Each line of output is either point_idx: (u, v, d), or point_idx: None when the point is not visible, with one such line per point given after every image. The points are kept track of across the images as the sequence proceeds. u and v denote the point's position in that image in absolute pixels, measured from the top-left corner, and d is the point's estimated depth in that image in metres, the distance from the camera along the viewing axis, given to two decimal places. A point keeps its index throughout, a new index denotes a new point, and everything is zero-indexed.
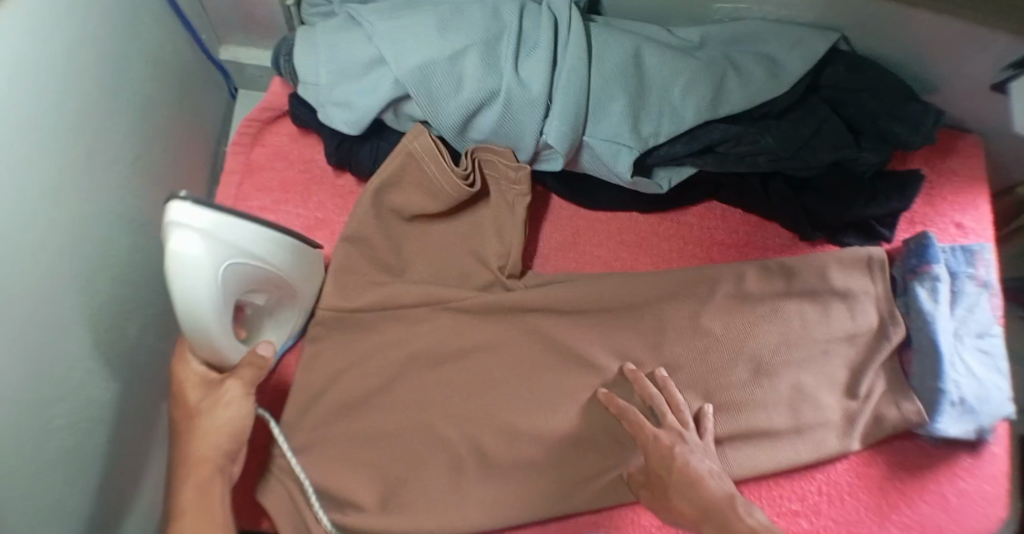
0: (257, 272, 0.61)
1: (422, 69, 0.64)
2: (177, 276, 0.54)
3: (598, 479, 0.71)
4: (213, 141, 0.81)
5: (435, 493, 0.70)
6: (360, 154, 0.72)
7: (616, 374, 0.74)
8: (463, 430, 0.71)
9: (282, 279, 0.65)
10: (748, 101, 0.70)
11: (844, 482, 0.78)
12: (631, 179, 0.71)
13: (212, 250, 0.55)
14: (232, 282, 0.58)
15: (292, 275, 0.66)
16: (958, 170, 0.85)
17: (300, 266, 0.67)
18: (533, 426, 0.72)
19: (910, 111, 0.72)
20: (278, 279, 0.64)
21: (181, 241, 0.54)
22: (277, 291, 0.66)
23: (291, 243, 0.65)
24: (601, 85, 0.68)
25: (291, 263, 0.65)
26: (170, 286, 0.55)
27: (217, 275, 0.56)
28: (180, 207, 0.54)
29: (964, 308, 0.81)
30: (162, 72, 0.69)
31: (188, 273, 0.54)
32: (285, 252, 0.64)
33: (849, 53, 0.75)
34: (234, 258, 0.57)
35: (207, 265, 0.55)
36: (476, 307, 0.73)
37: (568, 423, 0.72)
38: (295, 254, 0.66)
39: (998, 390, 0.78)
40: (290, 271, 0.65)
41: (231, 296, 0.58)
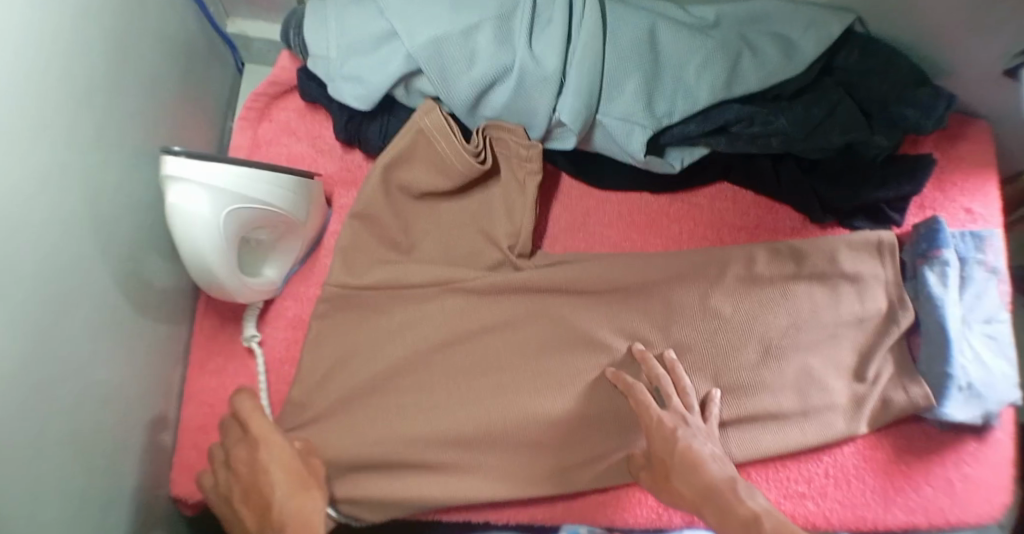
0: (261, 220, 0.62)
1: (435, 43, 0.62)
2: (185, 228, 0.57)
3: (605, 456, 0.72)
4: (220, 117, 0.78)
5: (445, 473, 0.70)
6: (370, 131, 0.70)
7: (625, 355, 0.74)
8: (470, 410, 0.71)
9: (289, 221, 0.66)
10: (763, 82, 0.69)
11: (851, 465, 0.78)
12: (643, 158, 0.70)
13: (210, 204, 0.57)
14: (235, 232, 0.60)
15: (300, 217, 0.67)
16: (969, 156, 0.85)
17: (308, 205, 0.68)
18: (540, 405, 0.72)
19: (922, 96, 0.72)
20: (284, 222, 0.65)
21: (180, 196, 0.56)
22: (285, 230, 0.67)
23: (299, 182, 0.65)
24: (616, 62, 0.67)
25: (299, 203, 0.66)
26: (177, 229, 0.57)
27: (217, 225, 0.58)
28: (174, 161, 0.56)
29: (972, 293, 0.82)
30: (170, 45, 0.67)
31: (188, 223, 0.57)
32: (289, 192, 0.64)
33: (863, 36, 0.74)
34: (236, 205, 0.58)
35: (205, 217, 0.57)
36: (484, 287, 0.72)
37: (577, 405, 0.72)
38: (299, 193, 0.65)
39: (1004, 376, 0.79)
40: (298, 213, 0.66)
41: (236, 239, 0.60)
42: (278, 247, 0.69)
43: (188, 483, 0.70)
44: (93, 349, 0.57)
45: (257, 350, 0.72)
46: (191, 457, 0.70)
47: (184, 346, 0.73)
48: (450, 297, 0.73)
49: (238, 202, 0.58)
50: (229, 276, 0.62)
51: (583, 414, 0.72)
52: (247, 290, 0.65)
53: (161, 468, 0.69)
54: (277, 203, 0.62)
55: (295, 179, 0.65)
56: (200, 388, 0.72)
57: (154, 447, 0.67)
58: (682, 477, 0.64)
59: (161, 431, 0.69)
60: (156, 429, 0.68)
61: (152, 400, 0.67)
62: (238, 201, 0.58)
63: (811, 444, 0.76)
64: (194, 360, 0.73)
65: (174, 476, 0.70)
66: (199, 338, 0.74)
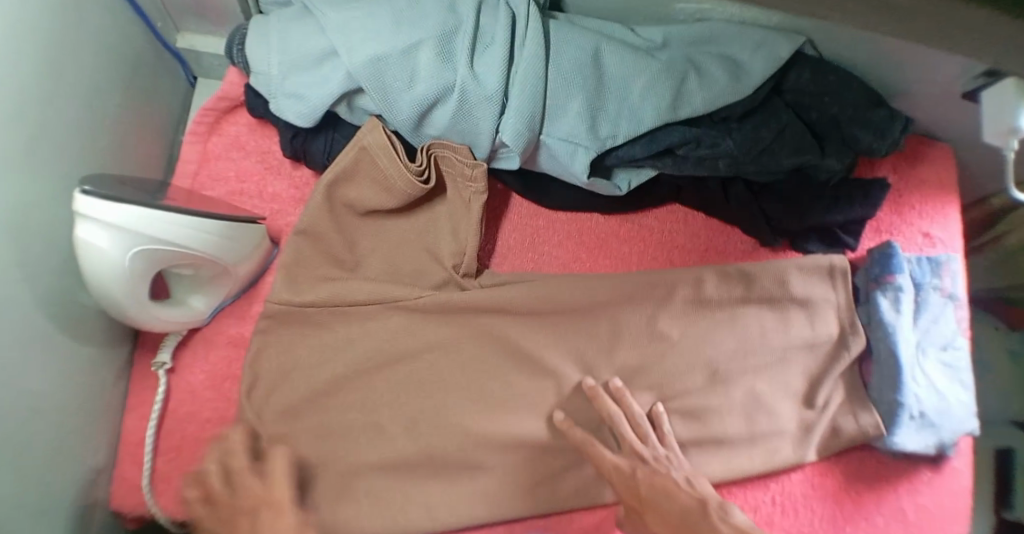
0: (181, 261, 0.59)
1: (375, 62, 0.62)
2: (95, 268, 0.54)
3: (548, 475, 0.72)
4: (170, 130, 0.79)
5: (382, 491, 0.70)
6: (314, 146, 0.70)
7: (570, 377, 0.73)
8: (408, 430, 0.71)
9: (213, 261, 0.62)
10: (709, 105, 0.69)
11: (799, 493, 0.77)
12: (587, 179, 0.70)
13: (117, 246, 0.53)
14: (144, 272, 0.56)
15: (227, 258, 0.63)
16: (927, 179, 0.84)
17: (243, 247, 0.65)
18: (481, 426, 0.71)
19: (874, 117, 0.72)
20: (208, 262, 0.62)
21: (92, 238, 0.52)
22: (212, 270, 0.64)
23: (231, 227, 0.62)
24: (559, 83, 0.66)
25: (226, 245, 0.62)
26: (86, 266, 0.54)
27: (125, 265, 0.55)
28: (82, 199, 0.51)
29: (927, 319, 0.81)
30: (115, 62, 0.68)
31: (90, 259, 0.54)
32: (219, 237, 0.60)
33: (813, 58, 0.73)
34: (153, 251, 0.55)
35: (111, 258, 0.53)
36: (429, 306, 0.72)
37: (519, 430, 0.71)
38: (230, 236, 0.62)
39: (960, 404, 0.78)
40: (226, 257, 0.63)
41: (150, 276, 0.57)
42: (208, 284, 0.67)
43: (129, 498, 0.70)
44: (24, 365, 0.58)
45: (162, 378, 0.71)
46: (130, 471, 0.70)
47: (127, 359, 0.73)
48: (394, 317, 0.72)
49: (148, 245, 0.55)
50: (138, 308, 0.60)
51: (525, 434, 0.72)
52: (162, 320, 0.64)
53: (101, 481, 0.69)
54: (204, 251, 0.59)
55: (227, 224, 0.61)
56: (141, 401, 0.73)
57: (91, 460, 0.68)
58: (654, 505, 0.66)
59: (101, 445, 0.69)
60: (95, 442, 0.68)
61: (90, 414, 0.67)
62: (149, 243, 0.55)
63: (757, 469, 0.75)
64: (137, 373, 0.73)
65: (113, 490, 0.70)
66: (142, 351, 0.74)
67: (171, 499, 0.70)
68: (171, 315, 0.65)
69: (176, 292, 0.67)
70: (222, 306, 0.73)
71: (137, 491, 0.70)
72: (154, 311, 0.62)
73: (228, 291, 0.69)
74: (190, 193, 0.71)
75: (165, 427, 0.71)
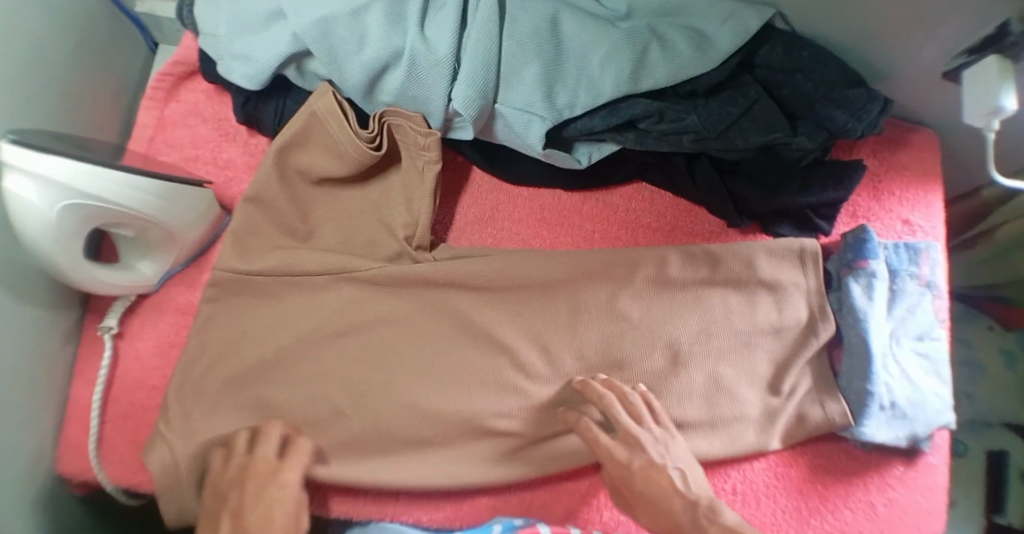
0: (111, 218, 0.60)
1: (323, 24, 0.62)
2: (19, 217, 0.56)
3: (501, 453, 0.70)
4: (127, 95, 0.81)
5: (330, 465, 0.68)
6: (266, 112, 0.71)
7: (526, 358, 0.70)
8: (356, 402, 0.69)
9: (148, 222, 0.63)
10: (672, 76, 0.67)
11: (761, 482, 0.74)
12: (543, 151, 0.69)
13: (37, 194, 0.56)
14: (70, 224, 0.58)
15: (163, 220, 0.64)
16: (909, 164, 0.80)
17: (184, 210, 0.66)
18: (429, 402, 0.69)
19: (850, 96, 0.68)
20: (142, 222, 0.63)
21: (14, 186, 0.56)
22: (152, 233, 0.65)
23: (166, 187, 0.63)
24: (514, 50, 0.65)
25: (160, 206, 0.63)
26: (13, 218, 0.57)
27: (50, 217, 0.57)
28: (7, 148, 0.55)
29: (903, 308, 0.77)
30: (63, 23, 0.69)
31: (15, 208, 0.56)
32: (152, 196, 0.62)
33: (786, 32, 0.70)
34: (73, 202, 0.57)
35: (31, 207, 0.56)
36: (381, 279, 0.71)
37: (470, 407, 0.69)
38: (166, 198, 0.63)
39: (936, 397, 0.74)
40: (163, 218, 0.64)
41: (78, 230, 0.59)
42: (153, 251, 0.68)
43: (73, 462, 0.69)
44: None
45: (109, 343, 0.71)
46: (73, 435, 0.70)
47: (78, 323, 0.73)
48: (346, 287, 0.71)
49: (67, 195, 0.56)
50: (72, 265, 0.61)
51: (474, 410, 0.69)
52: (103, 281, 0.65)
53: (44, 445, 0.68)
54: (133, 207, 0.60)
55: (162, 184, 0.62)
56: (88, 367, 0.72)
57: (35, 421, 0.67)
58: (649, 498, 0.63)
59: (45, 408, 0.68)
60: (38, 404, 0.68)
61: (32, 376, 0.66)
62: (69, 194, 0.57)
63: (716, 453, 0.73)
64: (86, 338, 0.73)
65: (59, 455, 0.70)
66: (93, 316, 0.73)
67: (115, 466, 0.69)
68: (113, 279, 0.66)
69: (124, 259, 0.68)
70: (170, 272, 0.73)
71: (80, 457, 0.69)
72: (91, 269, 0.63)
73: (176, 258, 0.70)
74: (143, 157, 0.71)
75: (111, 391, 0.71)
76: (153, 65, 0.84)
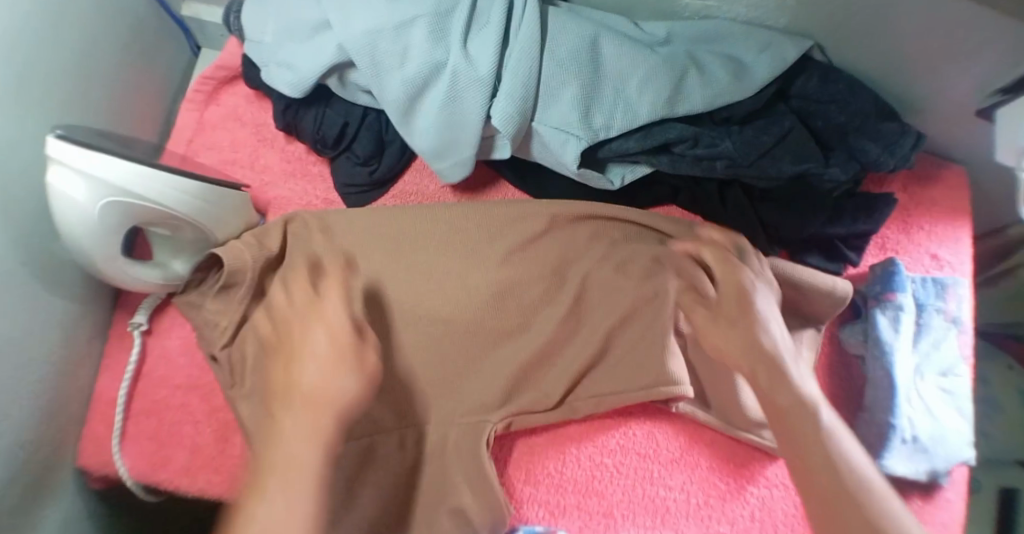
0: (148, 216, 0.61)
1: (367, 37, 0.64)
2: (61, 212, 0.58)
3: (589, 250, 0.72)
4: (170, 96, 0.83)
5: (440, 249, 0.71)
6: (305, 118, 0.72)
7: (595, 267, 0.71)
8: (464, 248, 0.71)
9: (189, 223, 0.65)
10: (708, 102, 0.67)
11: (781, 509, 0.69)
12: (577, 170, 0.69)
13: (78, 190, 0.57)
14: (114, 222, 0.60)
15: (201, 220, 0.65)
16: (938, 200, 0.80)
17: (221, 211, 0.67)
18: (472, 230, 0.71)
19: (884, 130, 0.69)
20: (184, 223, 0.64)
21: (58, 182, 0.57)
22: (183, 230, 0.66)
23: (205, 187, 0.64)
24: (553, 70, 0.66)
25: (202, 208, 0.64)
26: (56, 213, 0.58)
27: (90, 213, 0.58)
28: (54, 143, 0.56)
29: (927, 343, 0.76)
30: (113, 23, 0.71)
31: (59, 203, 0.57)
32: (189, 196, 0.63)
33: (823, 63, 0.71)
34: (114, 201, 0.58)
35: (74, 202, 0.57)
36: (435, 269, 0.71)
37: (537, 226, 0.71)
38: (202, 198, 0.64)
39: (957, 434, 0.73)
40: (199, 218, 0.65)
41: (114, 227, 0.60)
42: (189, 248, 0.69)
43: (96, 456, 0.71)
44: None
45: (137, 339, 0.72)
46: (101, 430, 0.71)
47: (107, 319, 0.74)
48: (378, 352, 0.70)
49: (118, 195, 0.58)
50: (107, 260, 0.62)
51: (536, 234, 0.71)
52: (135, 277, 0.66)
53: (68, 435, 0.70)
54: (171, 207, 0.61)
55: (201, 185, 0.64)
56: (115, 361, 0.73)
57: (62, 412, 0.68)
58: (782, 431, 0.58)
59: (71, 399, 0.69)
60: (65, 396, 0.69)
61: (61, 368, 0.68)
62: (119, 194, 0.58)
63: (729, 461, 0.71)
64: (117, 333, 0.74)
65: (83, 446, 0.71)
66: (122, 313, 0.75)
67: (138, 461, 0.70)
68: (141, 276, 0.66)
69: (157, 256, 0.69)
70: None
71: (102, 450, 0.70)
72: (126, 265, 0.64)
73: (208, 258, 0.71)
74: (183, 157, 0.72)
75: (139, 388, 0.72)
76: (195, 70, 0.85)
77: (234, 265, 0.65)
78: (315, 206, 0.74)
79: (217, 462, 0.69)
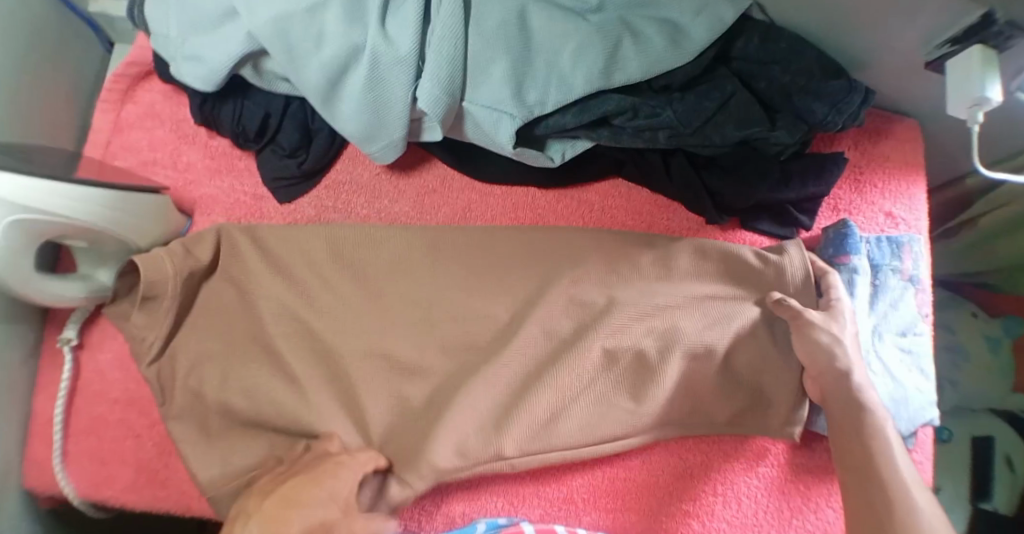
0: (61, 232, 0.59)
1: (279, 22, 0.60)
2: None
3: (527, 248, 0.70)
4: (84, 97, 0.79)
5: (376, 255, 0.69)
6: (224, 112, 0.69)
7: (531, 264, 0.70)
8: (399, 251, 0.69)
9: (105, 233, 0.62)
10: (645, 71, 0.64)
11: (743, 483, 0.68)
12: (514, 150, 0.66)
13: None
14: (23, 241, 0.57)
15: (119, 230, 0.63)
16: (890, 154, 0.78)
17: (141, 218, 0.65)
18: (404, 235, 0.69)
19: (830, 88, 0.66)
20: (100, 234, 0.62)
21: None
22: (102, 241, 0.64)
23: (120, 197, 0.62)
24: (479, 46, 0.62)
25: (118, 217, 0.62)
26: None
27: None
28: None
29: (885, 303, 0.75)
30: (11, 26, 0.66)
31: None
32: (103, 208, 0.61)
33: (762, 22, 0.68)
34: (21, 220, 0.55)
35: None
36: (373, 266, 0.68)
37: (470, 232, 0.70)
38: (118, 207, 0.62)
39: (918, 394, 0.72)
40: (118, 227, 0.63)
41: (25, 247, 0.57)
42: (111, 258, 0.66)
43: (39, 480, 0.68)
44: None
45: (69, 356, 0.69)
46: (41, 451, 0.68)
47: (36, 337, 0.71)
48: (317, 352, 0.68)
49: (24, 213, 0.55)
50: (22, 281, 0.59)
51: (470, 240, 0.70)
52: (54, 294, 0.62)
53: (7, 459, 0.67)
54: (85, 220, 0.59)
55: (115, 194, 0.62)
56: (49, 381, 0.70)
57: None
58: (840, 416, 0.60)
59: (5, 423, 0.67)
60: None
61: None
62: (26, 212, 0.55)
63: (688, 438, 0.70)
64: (48, 352, 0.71)
65: (25, 471, 0.69)
66: (52, 330, 0.72)
67: (81, 481, 0.67)
68: (60, 294, 0.63)
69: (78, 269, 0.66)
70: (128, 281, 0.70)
71: (44, 473, 0.68)
72: (43, 282, 0.61)
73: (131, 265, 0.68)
74: (99, 163, 0.69)
75: (75, 406, 0.69)
76: (109, 67, 0.81)
77: (156, 277, 0.64)
78: (244, 203, 0.71)
79: (162, 477, 0.67)
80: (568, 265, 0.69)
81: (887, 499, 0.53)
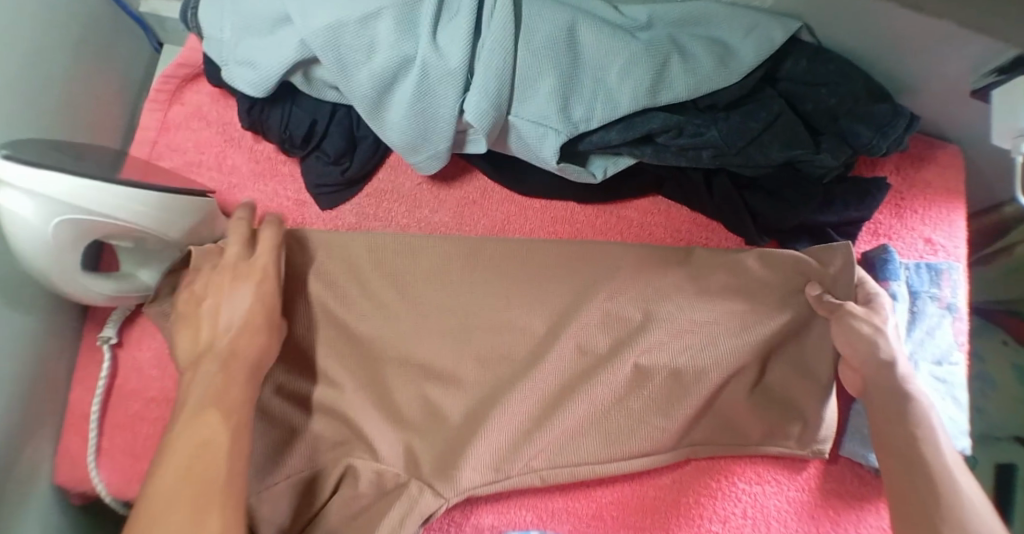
0: (108, 231, 0.59)
1: (330, 30, 0.60)
2: (15, 232, 0.55)
3: (569, 264, 0.68)
4: (132, 96, 0.80)
5: (414, 266, 0.68)
6: (271, 117, 0.69)
7: (575, 281, 0.68)
8: (438, 263, 0.68)
9: (151, 235, 0.63)
10: (692, 90, 0.64)
11: (772, 506, 0.67)
12: (558, 164, 0.67)
13: (32, 209, 0.54)
14: (73, 240, 0.58)
15: (164, 231, 0.63)
16: (932, 181, 0.78)
17: (185, 220, 0.65)
18: (444, 247, 0.68)
19: (876, 112, 0.65)
20: (145, 234, 0.62)
21: (9, 201, 0.54)
22: (147, 241, 0.64)
23: (167, 198, 0.62)
24: (528, 61, 0.62)
25: (164, 218, 0.62)
26: (10, 233, 0.56)
27: (48, 233, 0.55)
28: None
29: (921, 330, 0.74)
30: (66, 27, 0.68)
31: (11, 224, 0.55)
32: (149, 209, 0.61)
33: (811, 45, 0.67)
34: (69, 219, 0.56)
35: (28, 222, 0.54)
36: (409, 274, 0.67)
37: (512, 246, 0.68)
38: (164, 209, 0.62)
39: (951, 423, 0.71)
40: (162, 228, 0.63)
41: (73, 245, 0.58)
42: (154, 257, 0.67)
43: (73, 474, 0.69)
44: None
45: (107, 352, 0.70)
46: (76, 445, 0.69)
47: (76, 331, 0.72)
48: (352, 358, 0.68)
49: (76, 213, 0.56)
50: (69, 278, 0.60)
51: (510, 254, 0.68)
52: (99, 292, 0.63)
53: (44, 452, 0.68)
54: (131, 221, 0.60)
55: (163, 196, 0.62)
56: (86, 376, 0.71)
57: (36, 432, 0.67)
58: (878, 417, 0.59)
59: (43, 417, 0.68)
60: (38, 414, 0.67)
61: (32, 387, 0.66)
62: (75, 212, 0.56)
63: (718, 458, 0.69)
64: (87, 347, 0.72)
65: (58, 464, 0.69)
66: (91, 325, 0.73)
67: (114, 478, 0.68)
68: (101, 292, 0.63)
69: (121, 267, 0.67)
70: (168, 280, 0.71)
71: (78, 467, 0.69)
72: (89, 281, 0.62)
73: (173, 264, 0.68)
74: (145, 162, 0.70)
75: (111, 402, 0.70)
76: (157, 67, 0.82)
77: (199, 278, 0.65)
78: (286, 208, 0.72)
79: None
80: (609, 282, 0.68)
81: (935, 491, 0.52)
